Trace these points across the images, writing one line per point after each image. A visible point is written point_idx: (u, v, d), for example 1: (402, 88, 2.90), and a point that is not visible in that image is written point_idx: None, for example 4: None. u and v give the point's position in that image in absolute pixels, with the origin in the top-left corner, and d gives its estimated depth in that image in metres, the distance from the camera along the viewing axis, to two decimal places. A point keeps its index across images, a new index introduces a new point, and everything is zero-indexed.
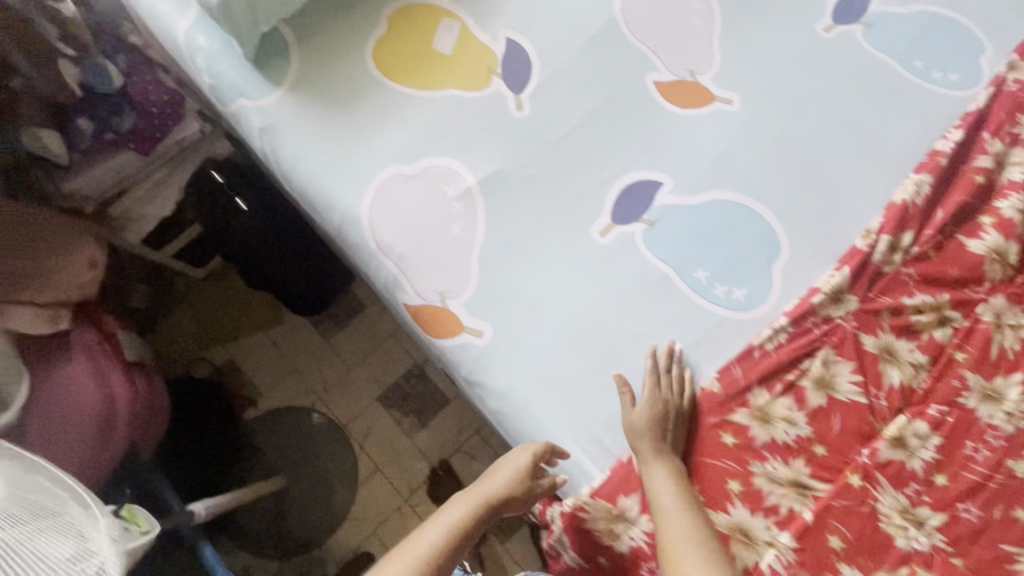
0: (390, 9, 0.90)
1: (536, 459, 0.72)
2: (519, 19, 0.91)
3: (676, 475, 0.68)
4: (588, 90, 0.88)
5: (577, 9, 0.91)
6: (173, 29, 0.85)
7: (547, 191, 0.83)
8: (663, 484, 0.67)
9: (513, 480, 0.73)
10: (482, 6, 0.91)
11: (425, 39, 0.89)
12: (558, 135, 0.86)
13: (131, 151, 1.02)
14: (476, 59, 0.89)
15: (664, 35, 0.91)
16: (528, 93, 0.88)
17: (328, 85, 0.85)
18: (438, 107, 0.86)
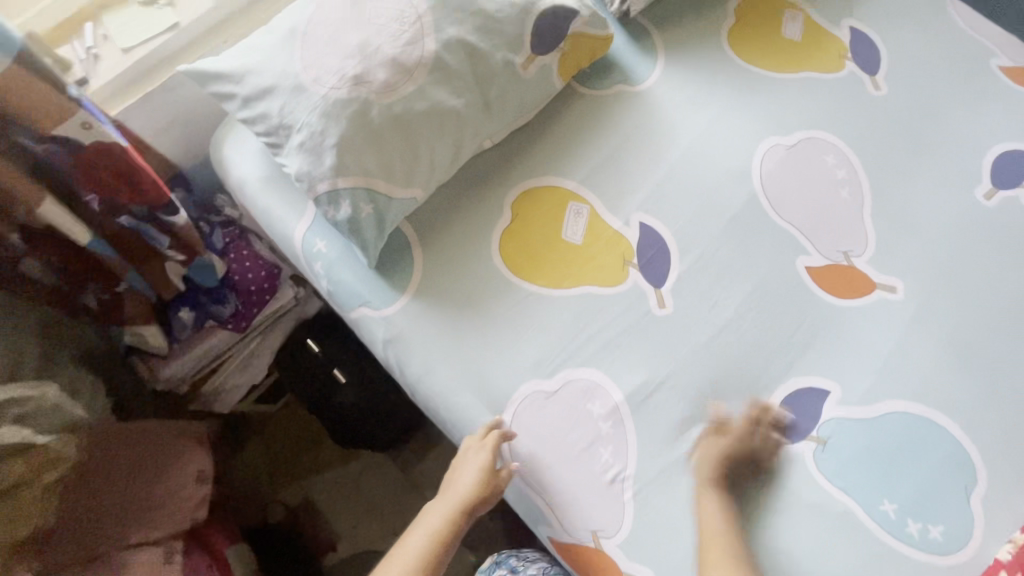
0: (513, 194, 0.84)
1: (492, 451, 0.72)
2: (651, 200, 0.84)
3: (727, 505, 0.70)
4: (735, 279, 0.81)
5: (715, 186, 0.85)
6: (291, 232, 0.80)
7: (703, 405, 0.75)
8: (716, 515, 0.69)
9: (477, 477, 0.72)
10: (611, 186, 0.85)
11: (553, 227, 0.83)
12: (708, 335, 0.78)
13: (227, 331, 0.96)
14: (610, 249, 0.82)
15: (810, 210, 0.84)
16: (671, 286, 0.81)
17: (456, 287, 0.79)
18: (575, 308, 0.79)
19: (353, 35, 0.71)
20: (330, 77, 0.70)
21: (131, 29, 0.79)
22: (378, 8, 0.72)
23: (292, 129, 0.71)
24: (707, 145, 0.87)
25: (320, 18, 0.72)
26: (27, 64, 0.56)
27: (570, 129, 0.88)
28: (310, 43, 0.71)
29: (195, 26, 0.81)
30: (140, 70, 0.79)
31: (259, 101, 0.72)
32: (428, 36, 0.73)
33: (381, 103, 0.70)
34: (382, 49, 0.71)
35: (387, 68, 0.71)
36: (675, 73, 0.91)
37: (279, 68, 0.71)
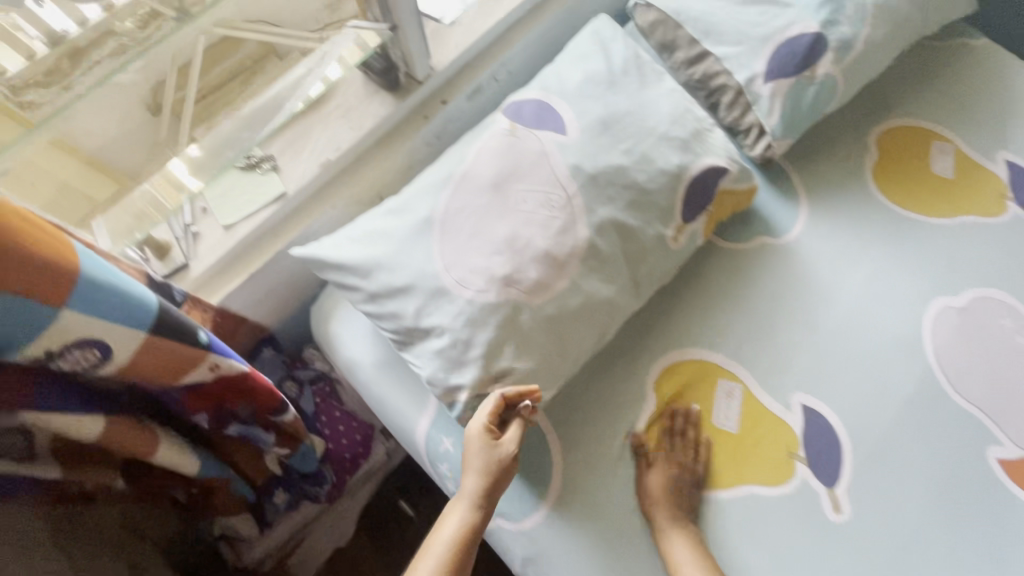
0: (656, 372, 0.75)
1: (488, 419, 0.61)
2: (813, 378, 0.75)
3: (694, 546, 0.66)
4: (914, 473, 0.71)
5: (881, 359, 0.76)
6: (412, 428, 0.70)
7: None
8: (685, 557, 0.65)
9: (481, 460, 0.62)
10: (766, 361, 0.75)
11: (705, 412, 0.73)
12: (893, 544, 0.69)
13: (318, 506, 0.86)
14: (771, 438, 0.72)
15: (998, 390, 0.74)
16: (846, 484, 0.71)
17: (603, 491, 0.69)
18: (736, 513, 0.70)
19: (500, 226, 0.63)
20: (476, 279, 0.62)
21: (234, 199, 0.71)
22: (523, 191, 0.65)
23: (431, 333, 0.64)
24: (867, 307, 0.78)
25: (459, 204, 0.65)
26: (162, 327, 0.45)
27: (710, 290, 0.79)
28: (450, 234, 0.64)
29: (302, 192, 0.73)
30: (244, 249, 0.71)
31: (392, 297, 0.65)
32: (580, 222, 0.65)
33: (532, 305, 0.63)
34: (532, 243, 0.63)
35: (538, 266, 0.63)
36: (821, 218, 0.82)
37: (416, 264, 0.64)
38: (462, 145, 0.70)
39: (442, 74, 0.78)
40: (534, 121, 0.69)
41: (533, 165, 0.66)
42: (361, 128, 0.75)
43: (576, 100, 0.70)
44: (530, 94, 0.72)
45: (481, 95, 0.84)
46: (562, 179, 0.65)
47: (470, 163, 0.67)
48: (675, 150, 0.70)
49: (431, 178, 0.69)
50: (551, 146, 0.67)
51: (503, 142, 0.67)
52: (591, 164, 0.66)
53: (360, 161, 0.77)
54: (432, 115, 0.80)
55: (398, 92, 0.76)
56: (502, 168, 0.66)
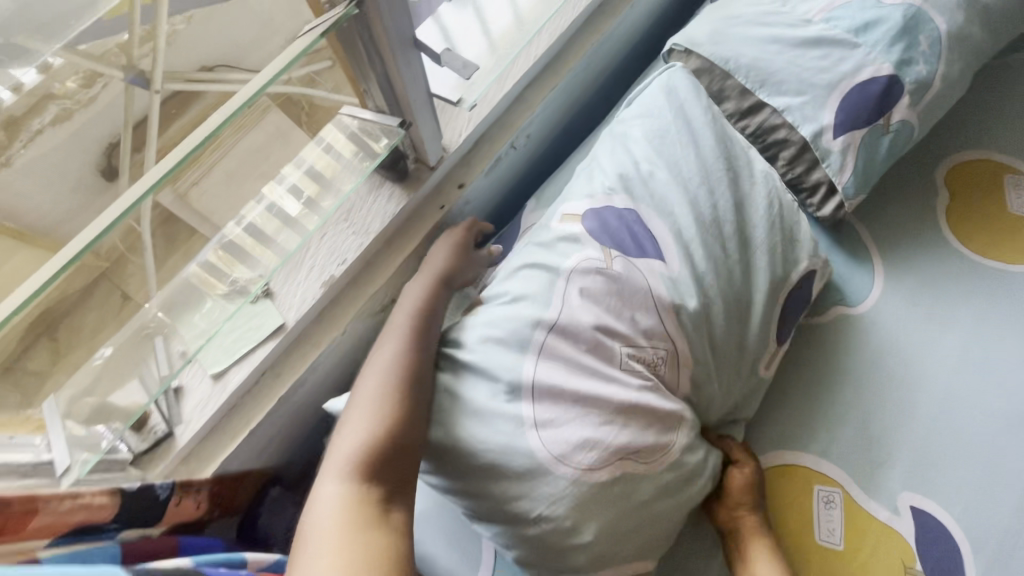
0: None
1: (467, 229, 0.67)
2: (915, 471, 0.66)
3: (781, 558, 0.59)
4: None
5: (990, 441, 0.66)
6: None
7: None
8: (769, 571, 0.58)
9: (447, 255, 0.63)
10: (860, 456, 0.66)
11: (803, 530, 0.64)
12: None
13: None
14: (884, 554, 0.63)
15: None
16: None
17: None
18: None
19: (608, 390, 0.50)
20: (585, 458, 0.49)
21: (221, 339, 0.58)
22: (626, 342, 0.52)
23: (527, 522, 0.50)
24: (964, 379, 0.69)
25: (551, 361, 0.51)
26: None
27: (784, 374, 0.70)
28: (544, 403, 0.50)
29: (304, 318, 0.60)
30: (235, 401, 0.57)
31: (476, 485, 0.51)
32: (686, 373, 0.55)
33: (653, 474, 0.52)
34: (645, 404, 0.51)
35: (652, 430, 0.52)
36: (897, 278, 0.72)
37: (503, 444, 0.50)
38: (541, 272, 0.55)
39: (455, 154, 0.66)
40: (631, 244, 0.55)
41: (636, 303, 0.53)
42: (368, 231, 0.62)
43: (666, 209, 0.57)
44: (616, 199, 0.57)
45: (500, 168, 0.72)
46: (662, 311, 0.53)
47: (560, 303, 0.52)
48: (776, 258, 0.58)
49: (511, 323, 0.53)
50: (657, 281, 0.54)
51: (599, 279, 0.53)
52: (697, 300, 0.54)
53: (370, 268, 0.64)
54: (448, 203, 0.67)
55: (408, 183, 0.64)
56: (603, 314, 0.52)
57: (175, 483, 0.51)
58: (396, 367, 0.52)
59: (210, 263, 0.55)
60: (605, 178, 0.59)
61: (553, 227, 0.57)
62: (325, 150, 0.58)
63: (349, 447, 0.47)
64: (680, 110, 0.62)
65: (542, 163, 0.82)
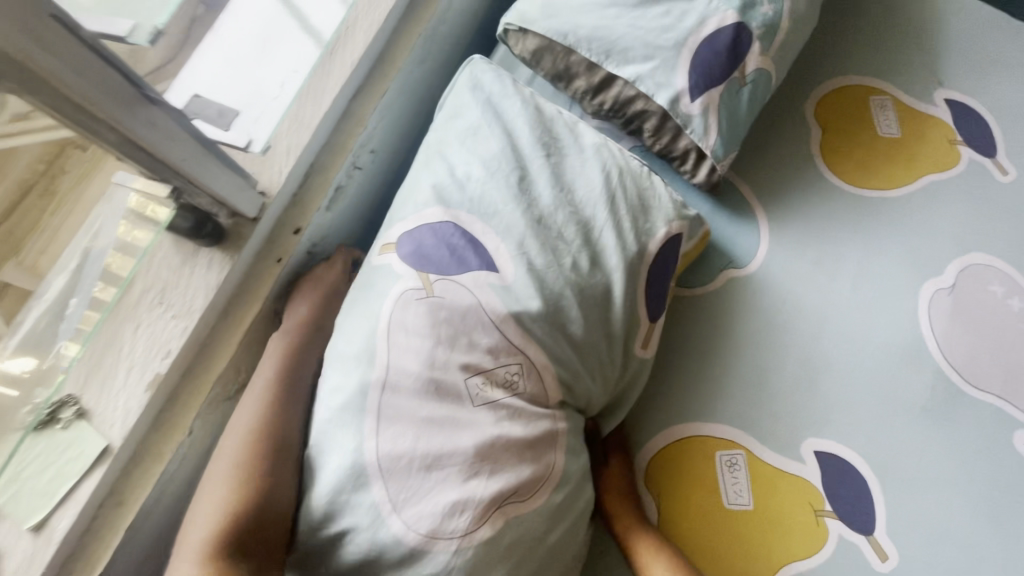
0: (642, 471, 0.64)
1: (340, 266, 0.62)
2: (823, 419, 0.65)
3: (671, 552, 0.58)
4: (953, 489, 0.63)
5: (888, 371, 0.66)
6: None
7: None
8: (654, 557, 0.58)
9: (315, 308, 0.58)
10: (766, 418, 0.65)
11: (711, 501, 0.62)
12: None
13: None
14: (790, 502, 0.63)
15: (1006, 367, 0.67)
16: (884, 526, 0.63)
17: None
18: None
19: (462, 436, 0.44)
20: (461, 521, 0.43)
21: (30, 481, 0.48)
22: (472, 370, 0.46)
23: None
24: (858, 317, 0.68)
25: (392, 427, 0.44)
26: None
27: (692, 354, 0.67)
28: (395, 477, 0.43)
29: (136, 430, 0.51)
30: (67, 550, 0.48)
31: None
32: (550, 377, 0.49)
33: (538, 508, 0.47)
34: (510, 438, 0.45)
35: (528, 461, 0.46)
36: (781, 227, 0.70)
37: (363, 534, 0.43)
38: (363, 322, 0.48)
39: (280, 195, 0.57)
40: (449, 258, 0.48)
41: (472, 329, 0.47)
42: (191, 311, 0.53)
43: (492, 209, 0.51)
44: (428, 213, 0.51)
45: (344, 197, 0.64)
46: (512, 335, 0.48)
47: (384, 356, 0.46)
48: (624, 231, 0.53)
49: (339, 393, 0.46)
50: (487, 293, 0.48)
51: (420, 310, 0.46)
52: (542, 302, 0.48)
53: (206, 349, 0.55)
54: (286, 254, 0.58)
55: (228, 243, 0.54)
56: (434, 350, 0.45)
57: None
58: (246, 445, 0.47)
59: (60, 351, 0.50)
60: (420, 194, 0.53)
61: (373, 264, 0.51)
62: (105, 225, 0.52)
63: (204, 534, 0.42)
64: (489, 102, 0.57)
65: (400, 175, 0.74)
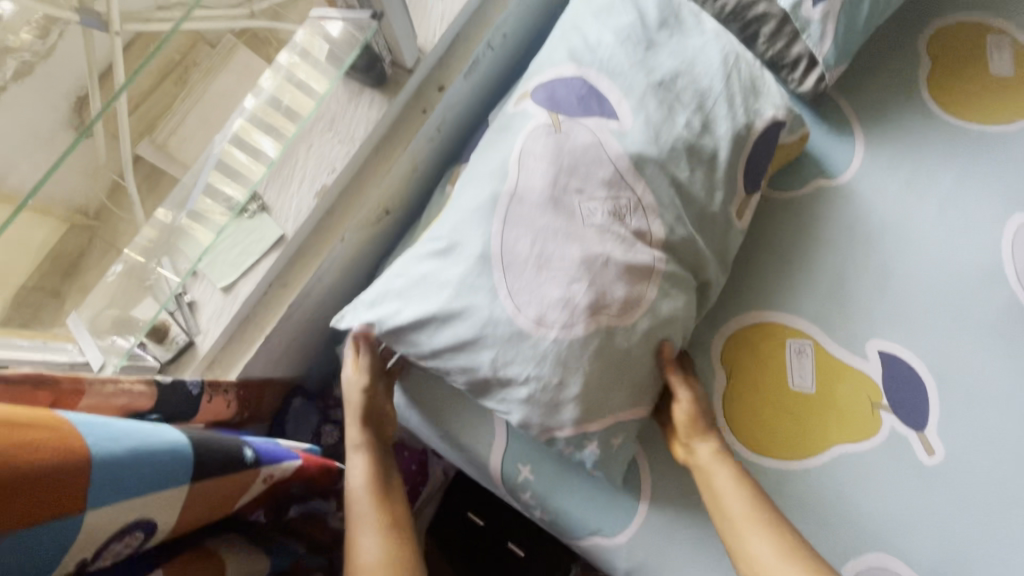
0: (717, 350, 0.70)
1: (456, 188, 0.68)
2: (890, 324, 0.70)
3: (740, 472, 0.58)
4: (1005, 401, 0.68)
5: (960, 289, 0.70)
6: (483, 463, 0.65)
7: (1010, 560, 0.64)
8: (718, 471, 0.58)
9: None
10: (836, 316, 0.70)
11: (779, 382, 0.69)
12: (994, 485, 0.66)
13: None
14: (851, 392, 0.69)
15: None
16: (935, 425, 0.67)
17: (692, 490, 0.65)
18: (838, 481, 0.67)
19: (570, 246, 0.52)
20: (559, 315, 0.51)
21: (224, 253, 0.60)
22: (588, 199, 0.54)
23: (513, 382, 0.53)
24: (941, 238, 0.72)
25: (515, 230, 0.53)
26: (194, 464, 0.38)
27: (772, 252, 0.73)
28: (512, 270, 0.52)
29: (302, 229, 0.62)
30: (246, 312, 0.61)
31: (459, 354, 0.53)
32: (653, 217, 0.55)
33: (624, 327, 0.53)
34: (613, 257, 0.52)
35: (625, 284, 0.53)
36: (877, 147, 0.74)
37: (481, 311, 0.52)
38: (498, 151, 0.56)
39: (432, 55, 0.65)
40: (576, 104, 0.56)
41: (592, 164, 0.54)
42: (354, 139, 0.63)
43: (618, 70, 0.58)
44: (563, 70, 0.58)
45: (478, 70, 0.72)
46: (624, 175, 0.54)
47: (514, 176, 0.54)
48: (735, 107, 0.59)
49: (472, 200, 0.55)
50: (606, 136, 0.55)
51: (548, 141, 0.54)
52: (659, 151, 0.55)
53: (358, 177, 0.65)
54: (430, 107, 0.67)
55: (387, 87, 0.64)
56: (556, 174, 0.53)
57: (205, 381, 0.54)
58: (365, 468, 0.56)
59: (212, 187, 0.56)
60: (554, 56, 0.60)
61: (509, 110, 0.59)
62: (291, 71, 0.58)
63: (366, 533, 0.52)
64: None
65: (521, 66, 0.81)
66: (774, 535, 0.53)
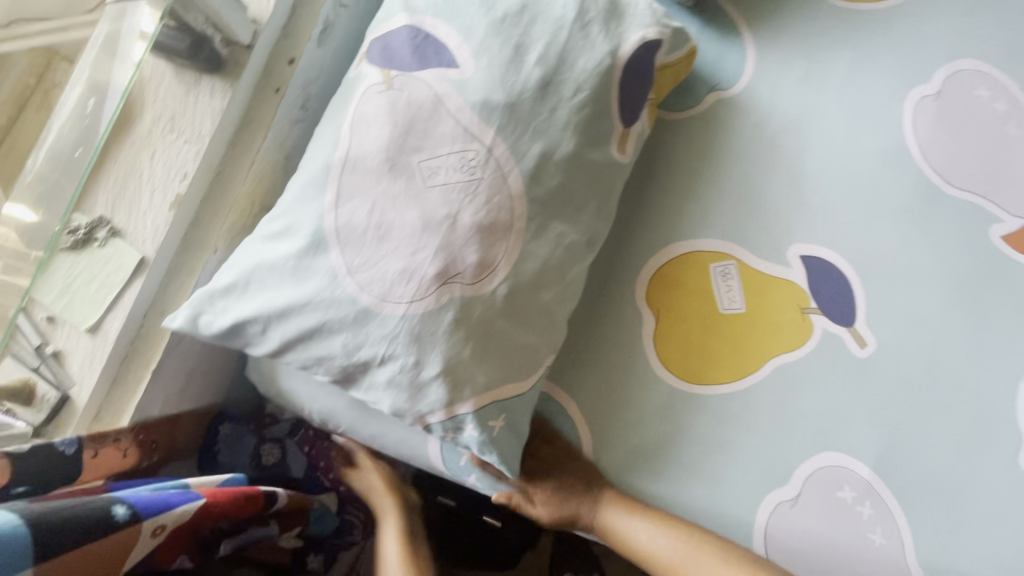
0: (643, 286, 0.67)
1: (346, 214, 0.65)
2: (807, 226, 0.69)
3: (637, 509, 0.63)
4: (925, 280, 0.68)
5: (870, 178, 0.69)
6: (420, 452, 0.62)
7: (950, 432, 0.66)
8: (637, 530, 0.63)
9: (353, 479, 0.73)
10: (753, 229, 0.69)
11: (706, 305, 0.67)
12: (927, 365, 0.67)
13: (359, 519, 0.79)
14: (778, 304, 0.67)
15: (982, 168, 0.70)
16: (864, 317, 0.68)
17: (637, 432, 0.64)
18: (781, 394, 0.66)
19: (409, 212, 0.48)
20: (406, 288, 0.48)
21: (81, 292, 0.53)
22: (426, 156, 0.49)
23: (371, 365, 0.50)
24: (842, 130, 0.70)
25: (350, 202, 0.48)
26: (50, 539, 0.37)
27: (681, 176, 0.70)
28: (350, 244, 0.48)
29: (165, 248, 0.55)
30: (124, 349, 0.55)
31: (312, 345, 0.50)
32: (512, 172, 0.50)
33: (483, 295, 0.49)
34: (460, 217, 0.48)
35: (476, 247, 0.49)
36: (768, 47, 0.71)
37: (322, 297, 0.48)
38: (333, 119, 0.52)
39: (271, 25, 0.58)
40: (411, 57, 0.51)
41: (429, 120, 0.49)
42: (200, 136, 0.55)
43: (454, 12, 0.53)
44: (395, 22, 0.54)
45: (336, 36, 0.65)
46: (471, 128, 0.50)
47: (347, 143, 0.50)
48: (595, 35, 0.55)
49: (307, 172, 0.51)
50: (444, 86, 0.50)
51: (380, 100, 0.50)
52: (505, 95, 0.51)
53: (217, 178, 0.59)
54: (284, 84, 0.60)
55: (226, 71, 0.56)
56: (388, 134, 0.49)
57: (81, 437, 0.49)
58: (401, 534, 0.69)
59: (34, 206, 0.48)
60: (390, 8, 0.55)
61: (349, 73, 0.54)
62: (100, 50, 0.49)
63: None
64: None
65: None
66: (710, 552, 0.60)
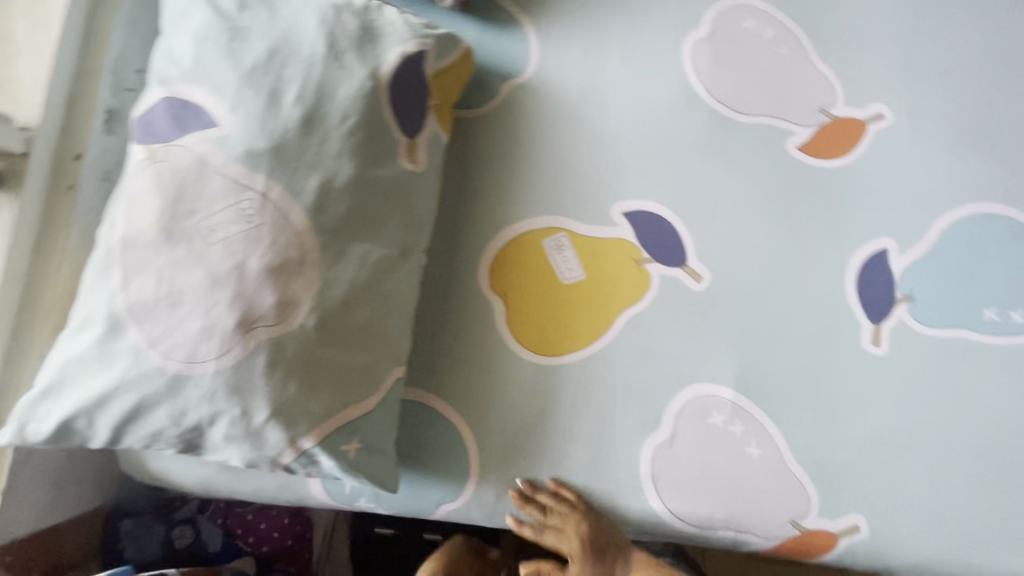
0: (484, 279, 0.70)
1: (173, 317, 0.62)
2: (623, 183, 0.73)
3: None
4: (740, 204, 0.73)
5: (668, 125, 0.74)
6: (304, 494, 0.63)
7: (795, 334, 0.71)
8: None
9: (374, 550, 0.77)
10: (575, 198, 0.73)
11: (547, 279, 0.70)
12: (761, 280, 0.72)
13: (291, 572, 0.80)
14: (613, 261, 0.71)
15: (765, 91, 0.76)
16: (692, 253, 0.72)
17: (510, 416, 0.67)
18: (635, 343, 0.70)
19: (194, 272, 0.49)
20: (210, 345, 0.49)
21: None
22: (200, 216, 0.50)
23: (202, 427, 0.51)
24: (633, 87, 0.75)
25: (138, 278, 0.50)
26: None
27: (497, 167, 0.73)
28: (146, 317, 0.49)
29: None
30: None
31: (140, 423, 0.51)
32: (291, 210, 0.52)
33: (293, 331, 0.51)
34: (247, 264, 0.50)
35: (270, 288, 0.50)
36: (547, 30, 0.76)
37: (132, 376, 0.49)
38: (112, 203, 0.54)
39: (45, 126, 0.59)
40: (171, 127, 0.53)
41: (197, 181, 0.51)
42: None
43: (206, 75, 0.55)
44: (154, 96, 0.55)
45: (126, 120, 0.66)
46: (240, 179, 0.52)
47: (124, 223, 0.51)
48: (351, 62, 0.58)
49: (96, 260, 0.52)
50: (206, 146, 0.52)
51: (146, 174, 0.52)
52: (268, 140, 0.53)
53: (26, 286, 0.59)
54: (76, 180, 0.61)
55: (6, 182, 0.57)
56: (159, 205, 0.51)
57: None
58: None
59: None
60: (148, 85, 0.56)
61: None
62: None
63: None
64: None
65: None
66: None
